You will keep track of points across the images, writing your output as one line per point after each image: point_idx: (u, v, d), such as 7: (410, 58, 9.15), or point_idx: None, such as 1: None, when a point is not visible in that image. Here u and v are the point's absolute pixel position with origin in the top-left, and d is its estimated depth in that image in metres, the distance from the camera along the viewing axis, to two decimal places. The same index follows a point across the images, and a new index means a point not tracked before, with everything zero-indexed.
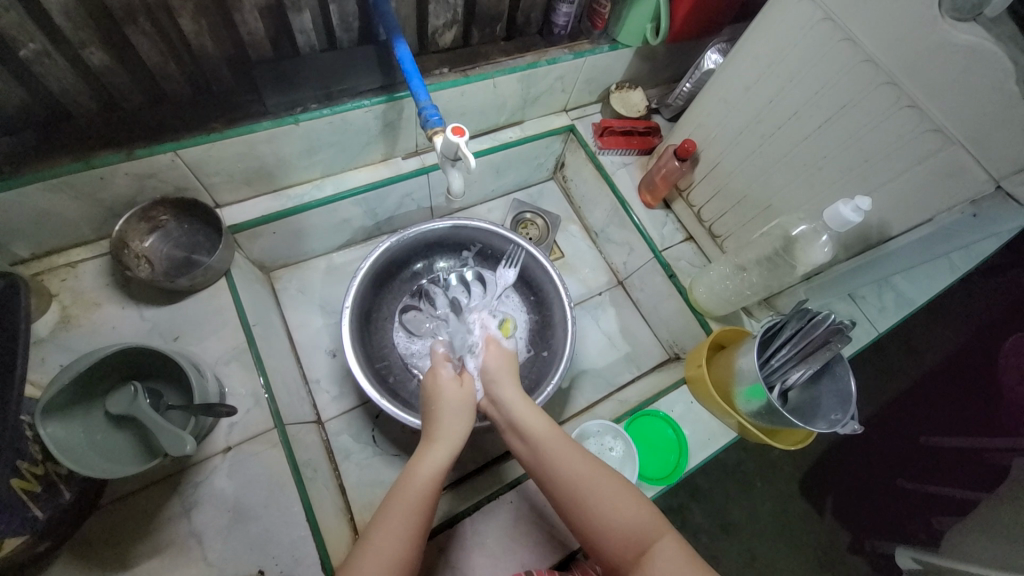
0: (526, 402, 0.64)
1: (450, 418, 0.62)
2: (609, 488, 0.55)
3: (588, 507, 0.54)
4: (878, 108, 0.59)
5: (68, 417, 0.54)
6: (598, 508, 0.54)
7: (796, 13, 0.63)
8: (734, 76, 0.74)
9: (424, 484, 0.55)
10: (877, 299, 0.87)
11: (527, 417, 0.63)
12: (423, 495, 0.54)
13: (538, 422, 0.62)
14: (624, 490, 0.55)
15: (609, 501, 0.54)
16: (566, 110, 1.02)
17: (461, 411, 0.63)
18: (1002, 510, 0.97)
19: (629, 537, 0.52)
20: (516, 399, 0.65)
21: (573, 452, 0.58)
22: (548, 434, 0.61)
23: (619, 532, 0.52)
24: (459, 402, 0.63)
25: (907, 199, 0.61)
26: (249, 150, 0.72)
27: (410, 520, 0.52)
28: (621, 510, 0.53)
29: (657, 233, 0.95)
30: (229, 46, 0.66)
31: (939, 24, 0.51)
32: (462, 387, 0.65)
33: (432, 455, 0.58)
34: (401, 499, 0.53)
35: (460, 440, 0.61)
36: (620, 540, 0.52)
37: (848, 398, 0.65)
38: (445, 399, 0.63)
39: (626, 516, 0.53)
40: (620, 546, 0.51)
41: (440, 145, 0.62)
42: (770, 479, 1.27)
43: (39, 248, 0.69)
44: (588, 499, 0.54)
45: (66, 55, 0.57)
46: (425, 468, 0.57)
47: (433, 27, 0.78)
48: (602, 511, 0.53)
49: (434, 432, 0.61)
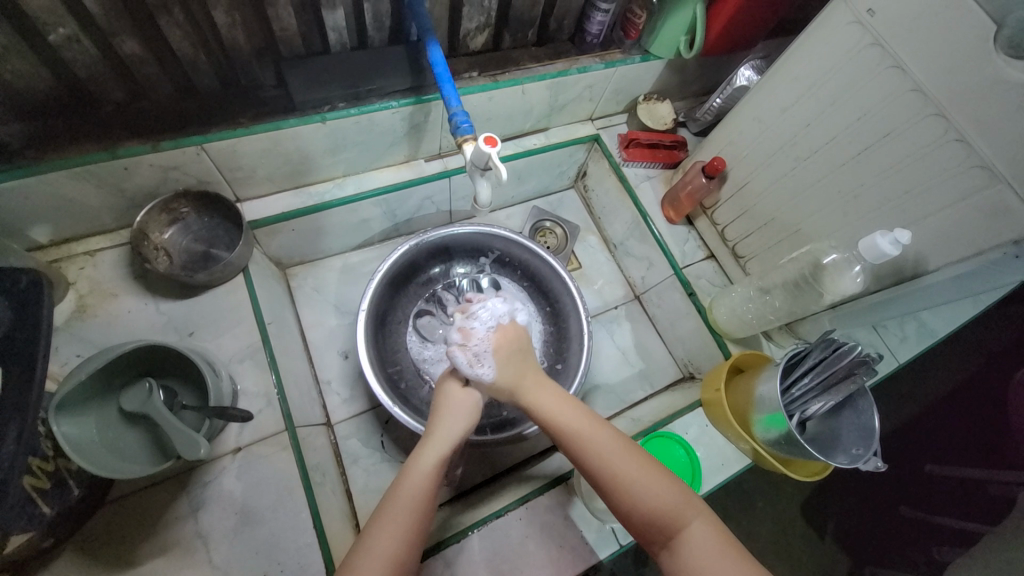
0: (546, 386, 0.61)
1: (449, 421, 0.60)
2: (636, 468, 0.53)
3: (617, 487, 0.53)
4: (922, 140, 0.57)
5: (81, 413, 0.54)
6: (625, 488, 0.52)
7: (842, 36, 0.61)
8: (770, 97, 0.73)
9: (419, 484, 0.53)
10: (899, 329, 0.85)
11: (545, 401, 0.60)
12: (422, 494, 0.53)
13: (563, 407, 0.59)
14: (651, 470, 0.54)
15: (639, 484, 0.52)
16: (592, 119, 1.00)
17: (460, 411, 0.61)
18: (1007, 545, 0.95)
19: (657, 521, 0.51)
20: (534, 394, 0.60)
21: (599, 433, 0.56)
22: (568, 415, 0.58)
23: (649, 515, 0.51)
24: (460, 404, 0.61)
25: (946, 234, 0.59)
26: (275, 146, 0.71)
27: (408, 521, 0.51)
28: (651, 490, 0.52)
29: (679, 250, 0.93)
30: (260, 41, 0.65)
31: (993, 60, 0.49)
32: (466, 391, 0.62)
33: (426, 456, 0.56)
34: (398, 502, 0.52)
35: (457, 437, 0.59)
36: (648, 521, 0.51)
37: (871, 434, 0.63)
38: (445, 401, 0.62)
39: (655, 498, 0.52)
40: (648, 527, 0.52)
41: (470, 154, 0.61)
42: (774, 501, 1.25)
43: (58, 235, 0.68)
44: (615, 478, 0.53)
45: (96, 42, 0.57)
46: (417, 467, 0.55)
47: (465, 30, 0.77)
48: (632, 490, 0.52)
49: (432, 429, 0.59)
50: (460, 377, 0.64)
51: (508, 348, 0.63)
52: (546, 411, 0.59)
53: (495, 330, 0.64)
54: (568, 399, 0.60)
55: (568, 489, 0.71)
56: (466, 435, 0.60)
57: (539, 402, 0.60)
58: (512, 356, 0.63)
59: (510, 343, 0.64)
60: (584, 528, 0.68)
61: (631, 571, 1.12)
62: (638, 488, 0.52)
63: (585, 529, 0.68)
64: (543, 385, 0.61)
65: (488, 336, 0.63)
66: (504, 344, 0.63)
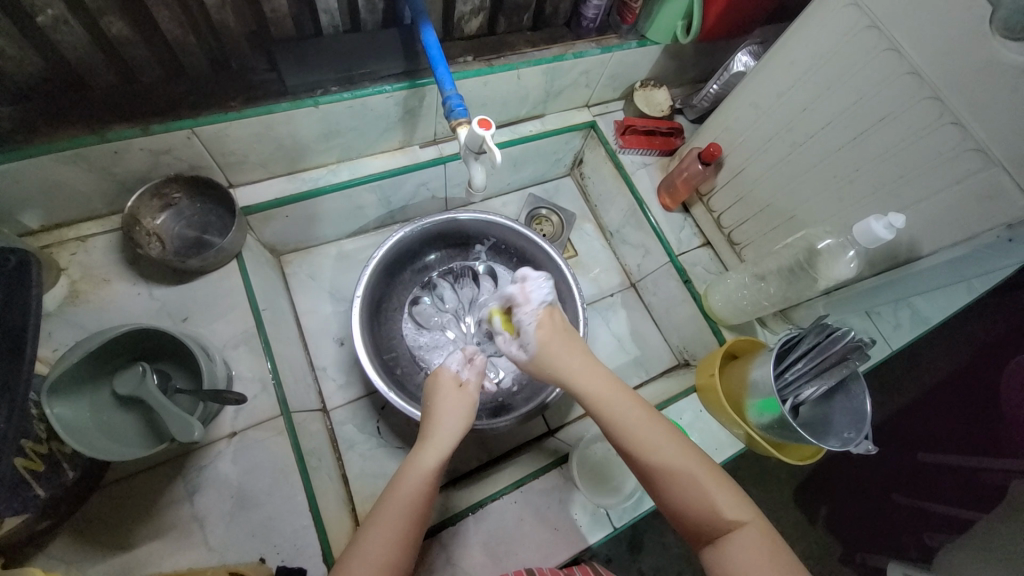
0: (594, 366, 0.58)
1: (447, 421, 0.59)
2: (682, 457, 0.51)
3: (665, 478, 0.51)
4: (918, 123, 0.57)
5: (75, 396, 0.54)
6: (672, 481, 0.50)
7: (839, 19, 0.61)
8: (767, 82, 0.72)
9: (417, 485, 0.52)
10: (893, 316, 0.85)
11: (593, 383, 0.56)
12: (418, 495, 0.51)
13: (608, 388, 0.56)
14: (697, 462, 0.51)
15: (684, 477, 0.50)
16: (588, 106, 1.00)
17: (456, 411, 0.60)
18: (998, 529, 0.96)
19: (701, 517, 0.49)
20: (585, 370, 0.57)
21: (645, 422, 0.53)
22: (617, 402, 0.55)
23: (693, 510, 0.49)
24: (453, 404, 0.60)
25: (939, 219, 0.59)
26: (266, 131, 0.70)
27: (405, 508, 0.50)
28: (695, 486, 0.50)
29: (674, 236, 0.93)
30: (251, 23, 0.64)
31: (989, 43, 0.49)
32: (461, 391, 0.62)
33: (427, 458, 0.55)
34: (395, 497, 0.51)
35: (456, 434, 0.58)
36: (695, 517, 0.49)
37: (863, 417, 0.63)
38: (443, 399, 0.61)
39: (699, 494, 0.49)
40: (692, 521, 0.49)
41: (464, 137, 0.60)
42: (767, 487, 1.26)
43: (49, 221, 0.68)
44: (662, 469, 0.51)
45: (84, 24, 0.56)
46: (418, 470, 0.54)
47: (459, 14, 0.76)
48: (677, 482, 0.50)
49: (429, 433, 0.58)
50: (455, 375, 0.64)
51: (554, 326, 0.60)
52: (593, 394, 0.56)
53: (545, 306, 0.60)
54: (616, 383, 0.57)
55: (562, 473, 0.72)
56: (465, 430, 0.60)
57: (587, 383, 0.57)
58: (557, 336, 0.59)
59: (557, 323, 0.60)
60: (576, 510, 0.69)
61: (627, 559, 1.13)
62: (684, 484, 0.50)
63: (579, 509, 0.69)
64: (590, 365, 0.58)
65: (536, 310, 0.60)
66: (551, 322, 0.60)
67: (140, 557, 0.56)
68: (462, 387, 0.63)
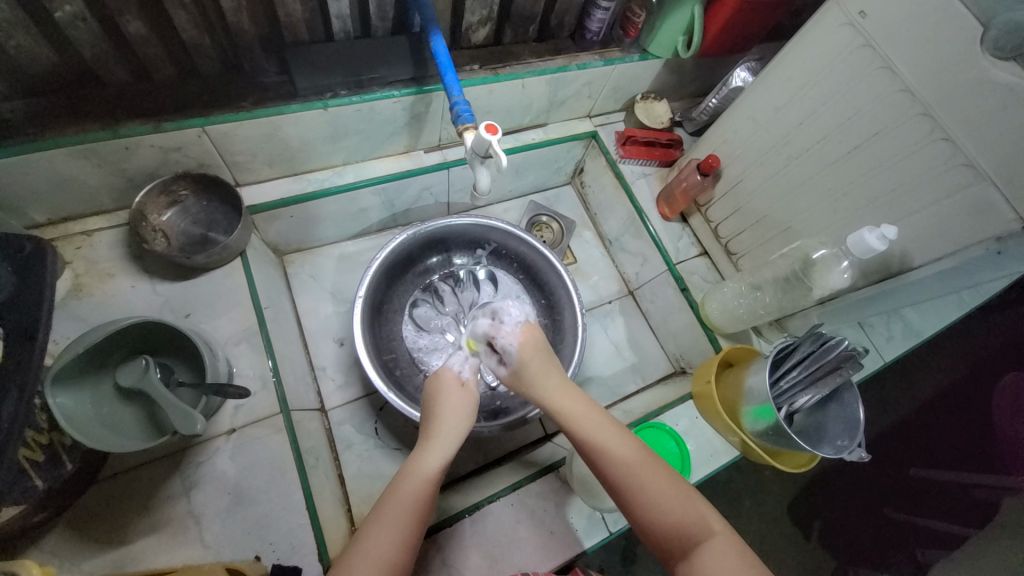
0: (571, 388, 0.59)
1: (452, 417, 0.60)
2: (656, 475, 0.51)
3: (640, 495, 0.50)
4: (911, 139, 0.59)
5: (77, 387, 0.54)
6: (648, 497, 0.50)
7: (834, 37, 0.63)
8: (764, 96, 0.74)
9: (418, 484, 0.52)
10: (886, 328, 0.87)
11: (569, 404, 0.57)
12: (419, 493, 0.52)
13: (587, 410, 0.57)
14: (669, 477, 0.51)
15: (659, 492, 0.50)
16: (590, 116, 1.02)
17: (462, 410, 0.61)
18: (991, 544, 0.96)
19: (675, 532, 0.48)
20: (559, 392, 0.59)
21: (624, 441, 0.54)
22: (593, 422, 0.55)
23: (667, 525, 0.49)
24: (460, 401, 0.62)
25: (931, 230, 0.61)
26: (275, 131, 0.72)
27: (412, 501, 0.51)
28: (671, 500, 0.50)
29: (673, 245, 0.95)
30: (264, 25, 0.66)
31: (979, 62, 0.51)
32: (464, 389, 0.64)
33: (430, 455, 0.55)
34: (398, 496, 0.51)
35: (457, 438, 0.59)
36: (669, 532, 0.49)
37: (856, 426, 0.63)
38: (448, 396, 0.62)
39: (675, 503, 0.49)
40: (666, 538, 0.49)
41: (471, 142, 0.62)
42: (761, 499, 1.26)
43: (56, 214, 0.68)
44: (638, 484, 0.51)
45: (102, 21, 0.57)
46: (421, 467, 0.54)
47: (468, 23, 0.77)
48: (653, 498, 0.50)
49: (433, 432, 0.58)
50: (457, 374, 0.65)
51: (533, 346, 0.64)
52: (569, 414, 0.57)
53: (521, 328, 0.65)
54: (593, 405, 0.58)
55: (559, 477, 0.72)
56: (468, 430, 0.61)
57: (562, 404, 0.58)
58: (538, 356, 0.62)
59: (534, 342, 0.64)
60: (573, 514, 0.69)
61: (620, 569, 1.13)
62: (659, 496, 0.50)
63: (575, 513, 0.69)
64: (567, 387, 0.59)
65: (513, 333, 0.64)
66: (530, 342, 0.64)
67: (135, 552, 0.55)
68: (465, 385, 0.64)
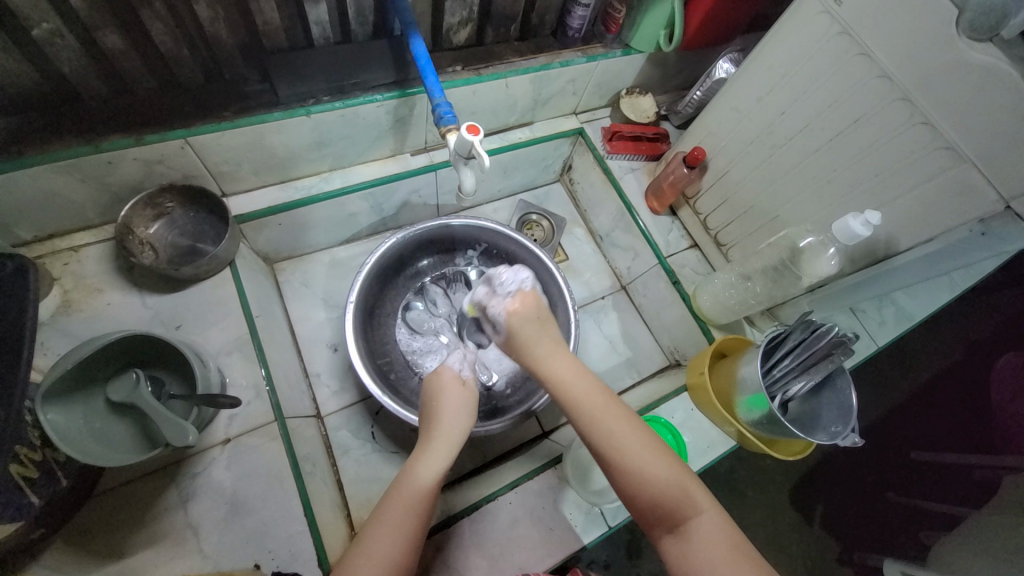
0: (562, 353, 0.57)
1: (449, 413, 0.60)
2: (645, 447, 0.50)
3: (627, 467, 0.49)
4: (891, 124, 0.59)
5: (68, 403, 0.54)
6: (635, 469, 0.49)
7: (813, 25, 0.63)
8: (746, 86, 0.75)
9: (421, 487, 0.52)
10: (878, 313, 0.87)
11: (559, 368, 0.55)
12: (423, 497, 0.51)
13: (577, 376, 0.54)
14: (664, 453, 0.51)
15: (650, 465, 0.50)
16: (576, 113, 1.02)
17: (461, 406, 0.61)
18: (990, 523, 0.97)
19: (661, 505, 0.49)
20: (546, 357, 0.56)
21: (613, 409, 0.52)
22: (583, 389, 0.53)
23: (655, 498, 0.49)
24: (460, 399, 0.62)
25: (914, 215, 0.62)
26: (259, 140, 0.71)
27: (415, 509, 0.50)
28: (660, 472, 0.49)
29: (662, 239, 0.95)
30: (243, 34, 0.66)
31: (956, 44, 0.51)
32: (464, 388, 0.64)
33: (433, 455, 0.55)
34: (400, 500, 0.51)
35: (461, 439, 0.59)
36: (656, 506, 0.49)
37: (849, 410, 0.64)
38: (448, 397, 0.62)
39: (662, 478, 0.49)
40: (652, 508, 0.49)
41: (453, 143, 0.62)
42: (762, 488, 1.27)
43: (42, 231, 0.68)
44: (626, 456, 0.50)
45: (79, 37, 0.57)
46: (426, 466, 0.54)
47: (448, 25, 0.77)
48: (641, 471, 0.49)
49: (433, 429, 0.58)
50: (457, 373, 0.65)
51: (525, 315, 0.60)
52: (560, 380, 0.54)
53: (513, 296, 0.61)
54: (584, 371, 0.56)
55: (557, 473, 0.72)
56: (469, 430, 0.61)
57: (552, 367, 0.55)
58: (529, 324, 0.59)
59: (528, 311, 0.60)
60: (570, 511, 0.69)
61: (625, 563, 1.13)
62: (647, 467, 0.49)
63: (572, 510, 0.69)
64: (558, 352, 0.57)
65: (504, 302, 0.61)
66: (521, 311, 0.59)
67: (133, 566, 0.55)
68: (465, 385, 0.64)
